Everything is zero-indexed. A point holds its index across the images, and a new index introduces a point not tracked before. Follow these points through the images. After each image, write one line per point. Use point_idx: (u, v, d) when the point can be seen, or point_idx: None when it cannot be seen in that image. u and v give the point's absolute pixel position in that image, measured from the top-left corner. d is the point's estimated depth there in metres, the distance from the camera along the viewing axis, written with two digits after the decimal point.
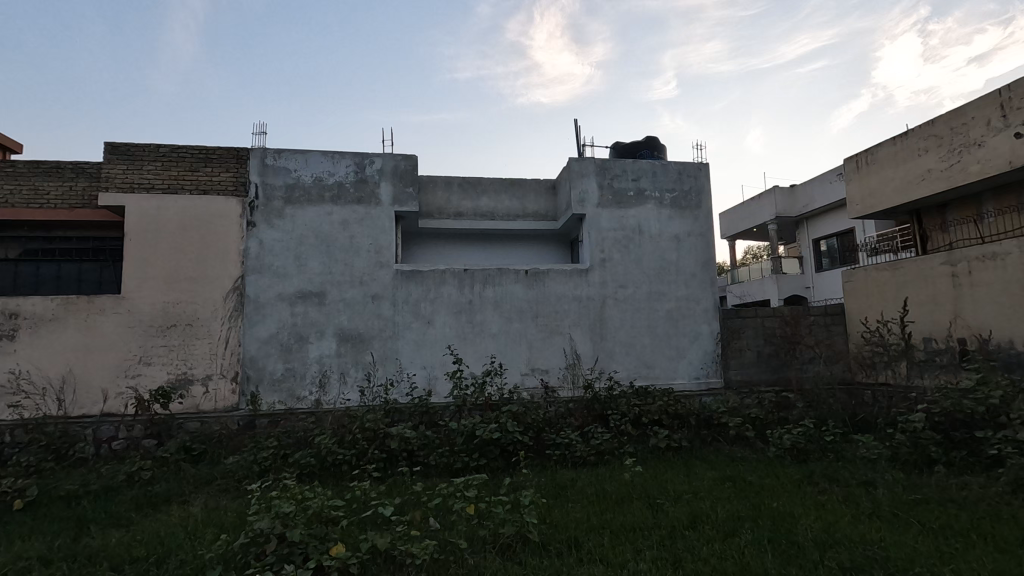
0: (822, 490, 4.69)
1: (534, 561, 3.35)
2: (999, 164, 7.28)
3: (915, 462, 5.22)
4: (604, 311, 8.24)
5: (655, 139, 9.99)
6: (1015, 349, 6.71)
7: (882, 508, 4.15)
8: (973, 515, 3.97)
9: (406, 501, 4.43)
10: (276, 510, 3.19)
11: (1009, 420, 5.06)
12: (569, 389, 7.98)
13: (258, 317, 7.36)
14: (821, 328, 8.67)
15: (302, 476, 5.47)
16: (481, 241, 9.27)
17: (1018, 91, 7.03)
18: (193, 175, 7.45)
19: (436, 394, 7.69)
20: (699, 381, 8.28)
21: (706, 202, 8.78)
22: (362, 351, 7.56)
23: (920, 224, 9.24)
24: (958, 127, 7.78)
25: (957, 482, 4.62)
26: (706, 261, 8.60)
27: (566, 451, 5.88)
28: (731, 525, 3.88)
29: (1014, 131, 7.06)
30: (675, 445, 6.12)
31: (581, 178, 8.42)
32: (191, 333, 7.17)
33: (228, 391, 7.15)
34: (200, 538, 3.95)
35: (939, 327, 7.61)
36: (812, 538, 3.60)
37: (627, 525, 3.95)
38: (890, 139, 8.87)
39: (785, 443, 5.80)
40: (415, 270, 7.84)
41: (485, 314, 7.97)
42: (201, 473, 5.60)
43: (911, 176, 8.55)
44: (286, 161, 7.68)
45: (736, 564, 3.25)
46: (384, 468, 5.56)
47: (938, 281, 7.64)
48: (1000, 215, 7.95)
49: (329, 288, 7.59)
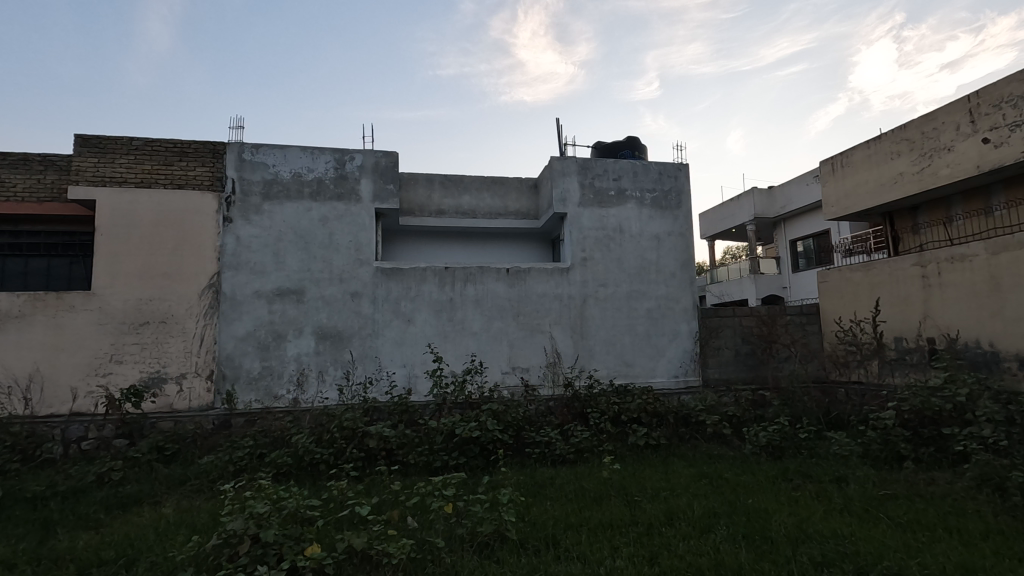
0: (796, 486, 4.77)
1: (511, 560, 3.36)
2: (967, 168, 7.48)
3: (885, 459, 5.36)
4: (585, 310, 8.28)
5: (636, 139, 10.06)
6: (980, 348, 6.90)
7: (853, 504, 4.24)
8: (940, 509, 4.08)
9: (384, 501, 4.41)
10: (250, 510, 3.13)
11: (975, 417, 5.22)
12: (549, 387, 8.00)
13: (235, 314, 7.24)
14: (796, 327, 8.83)
15: (279, 476, 5.40)
16: (462, 239, 9.23)
17: (987, 97, 7.23)
18: (167, 169, 7.30)
19: (416, 393, 7.64)
20: (678, 380, 8.37)
21: (686, 202, 8.86)
22: (341, 349, 7.48)
23: (892, 226, 9.45)
24: (930, 131, 7.98)
25: (924, 477, 4.76)
26: (686, 261, 8.69)
27: (546, 450, 5.90)
28: (707, 522, 3.92)
29: (982, 136, 7.27)
30: (654, 442, 6.17)
31: (562, 177, 8.45)
32: (165, 330, 7.03)
33: (203, 390, 7.02)
34: (172, 540, 3.88)
35: (909, 326, 7.79)
36: (785, 534, 3.66)
37: (605, 523, 3.97)
38: (865, 142, 9.06)
39: (761, 441, 5.88)
40: (395, 268, 7.78)
41: (467, 312, 7.95)
42: (174, 473, 5.49)
43: (885, 179, 8.74)
44: (265, 156, 7.57)
45: (711, 560, 3.29)
46: (363, 467, 5.52)
47: (909, 281, 7.82)
48: (969, 218, 8.17)
49: (308, 285, 7.50)
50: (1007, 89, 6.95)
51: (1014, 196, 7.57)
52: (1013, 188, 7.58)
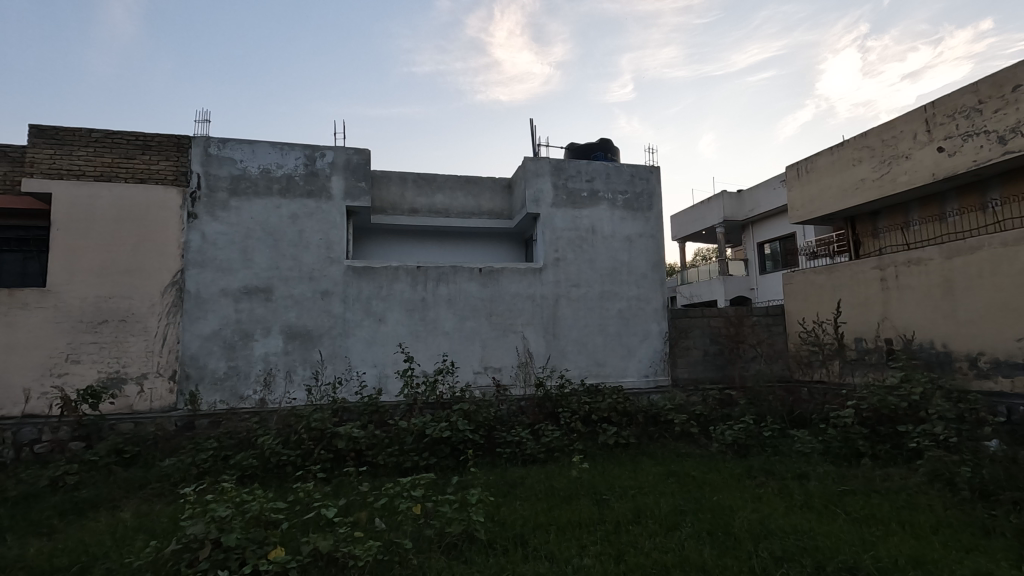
0: (760, 483, 4.90)
1: (479, 560, 3.36)
2: (923, 176, 7.77)
3: (844, 455, 5.54)
4: (557, 310, 8.33)
5: (608, 141, 10.16)
6: (934, 348, 7.17)
7: (813, 500, 4.37)
8: (895, 505, 4.22)
9: (352, 502, 4.37)
10: (212, 514, 3.06)
11: (928, 415, 5.43)
12: (520, 387, 8.02)
13: (199, 313, 7.06)
14: (762, 328, 9.04)
15: (244, 478, 5.29)
16: (434, 238, 9.19)
17: (942, 108, 7.52)
18: (129, 163, 7.08)
19: (387, 393, 7.56)
20: (648, 379, 8.49)
21: (657, 205, 8.99)
22: (310, 348, 7.36)
23: (854, 230, 9.77)
24: (889, 139, 8.27)
25: (881, 473, 4.92)
26: (656, 263, 8.82)
27: (517, 449, 5.92)
28: (673, 519, 3.99)
29: (937, 145, 7.57)
30: (623, 442, 6.23)
31: (536, 177, 8.48)
32: (126, 329, 6.81)
33: (165, 390, 6.83)
34: (129, 546, 3.76)
35: (869, 327, 8.05)
36: (747, 530, 3.76)
37: (574, 521, 4.01)
38: (829, 149, 9.33)
39: (727, 439, 6.01)
40: (367, 267, 7.70)
41: (439, 311, 7.91)
42: (133, 477, 5.32)
43: (847, 185, 9.01)
44: (232, 151, 7.40)
45: (676, 557, 3.35)
46: (331, 468, 5.45)
47: (869, 284, 8.08)
48: (926, 223, 8.48)
49: (276, 283, 7.36)
50: (961, 101, 7.26)
51: (967, 203, 7.89)
52: (966, 195, 7.91)
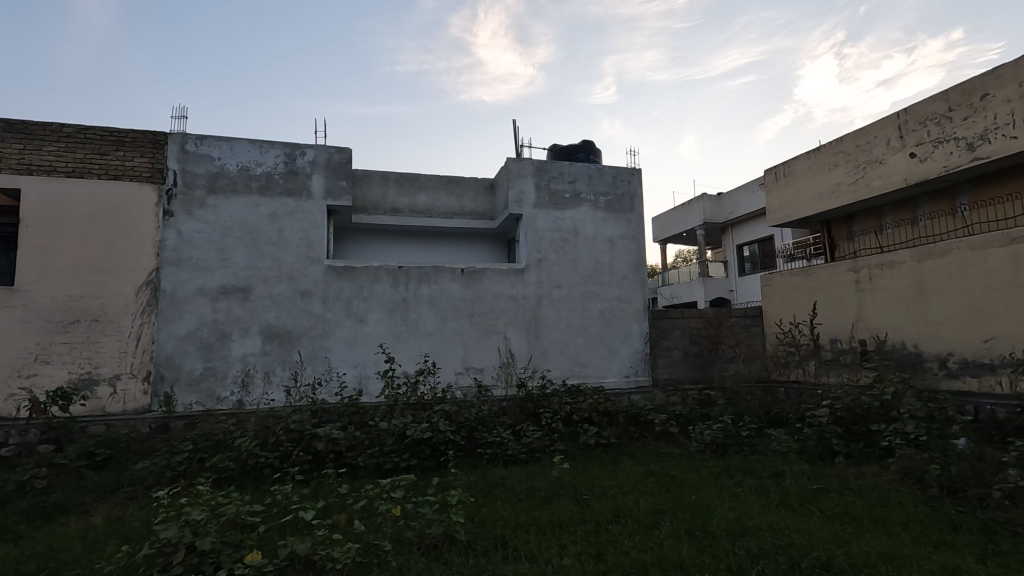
0: (737, 482, 4.97)
1: (459, 561, 3.36)
2: (896, 181, 7.96)
3: (819, 454, 5.66)
4: (540, 310, 8.35)
5: (591, 143, 10.22)
6: (906, 349, 7.34)
7: (789, 498, 4.45)
8: (867, 502, 4.32)
9: (331, 505, 4.33)
10: (186, 517, 3.00)
11: (899, 414, 5.56)
12: (502, 387, 8.02)
13: (175, 313, 6.92)
14: (741, 329, 9.18)
15: (220, 481, 5.20)
16: (416, 238, 9.14)
17: (914, 114, 7.71)
18: (102, 159, 6.91)
19: (367, 394, 7.50)
20: (629, 379, 8.55)
21: (638, 207, 9.07)
22: (290, 349, 7.27)
23: (830, 234, 9.97)
24: (864, 144, 8.45)
25: (854, 471, 5.03)
26: (638, 264, 8.89)
27: (498, 450, 5.92)
28: (652, 518, 4.03)
29: (909, 151, 7.76)
30: (604, 442, 6.27)
31: (519, 178, 8.50)
32: (98, 329, 6.65)
33: (139, 392, 6.69)
34: (100, 551, 3.67)
35: (844, 328, 8.22)
36: (724, 528, 3.81)
37: (554, 521, 4.02)
38: (806, 154, 9.52)
39: (706, 438, 6.08)
40: (348, 267, 7.63)
41: (421, 312, 7.87)
42: (105, 480, 5.20)
43: (823, 189, 9.19)
44: (210, 149, 7.28)
45: (655, 556, 3.38)
46: (310, 470, 5.39)
47: (844, 286, 8.25)
48: (898, 227, 8.69)
49: (255, 282, 7.25)
50: (932, 108, 7.46)
51: (938, 208, 8.11)
52: (937, 200, 8.12)
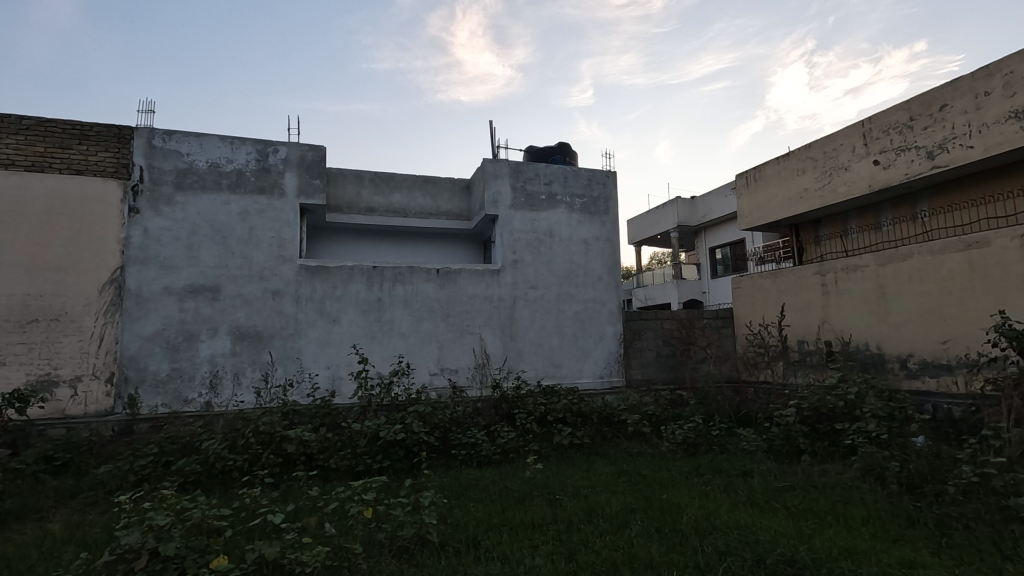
0: (706, 480, 5.06)
1: (430, 563, 3.35)
2: (861, 187, 8.21)
3: (786, 453, 5.81)
4: (514, 312, 8.37)
5: (566, 146, 10.30)
6: (869, 350, 7.58)
7: (757, 496, 4.56)
8: (831, 499, 4.45)
9: (300, 508, 4.27)
10: (149, 522, 2.93)
11: (862, 413, 5.72)
12: (476, 388, 8.01)
13: (140, 312, 6.73)
14: (712, 330, 9.36)
15: (186, 485, 5.07)
16: (391, 238, 9.07)
17: (877, 123, 7.97)
18: (64, 153, 6.69)
19: (340, 395, 7.42)
20: (602, 380, 8.63)
21: (613, 209, 9.16)
22: (260, 350, 7.14)
23: (798, 237, 10.23)
24: (830, 151, 8.70)
25: (819, 469, 5.16)
26: (612, 266, 8.98)
27: (472, 451, 5.91)
28: (623, 517, 4.08)
29: (873, 158, 8.01)
30: (578, 442, 6.32)
31: (494, 179, 8.50)
32: (58, 329, 6.43)
33: (102, 394, 6.49)
34: (57, 559, 3.54)
35: (810, 330, 8.45)
36: (693, 526, 3.88)
37: (527, 522, 4.04)
38: (775, 160, 9.75)
39: (677, 438, 6.18)
40: (321, 267, 7.53)
41: (395, 313, 7.81)
42: (64, 486, 5.02)
43: (792, 194, 9.43)
44: (178, 144, 7.11)
45: (625, 555, 3.42)
46: (280, 473, 5.31)
47: (811, 288, 8.47)
48: (863, 232, 8.96)
49: (224, 282, 7.10)
50: (894, 118, 7.72)
51: (900, 214, 8.39)
52: (899, 206, 8.40)
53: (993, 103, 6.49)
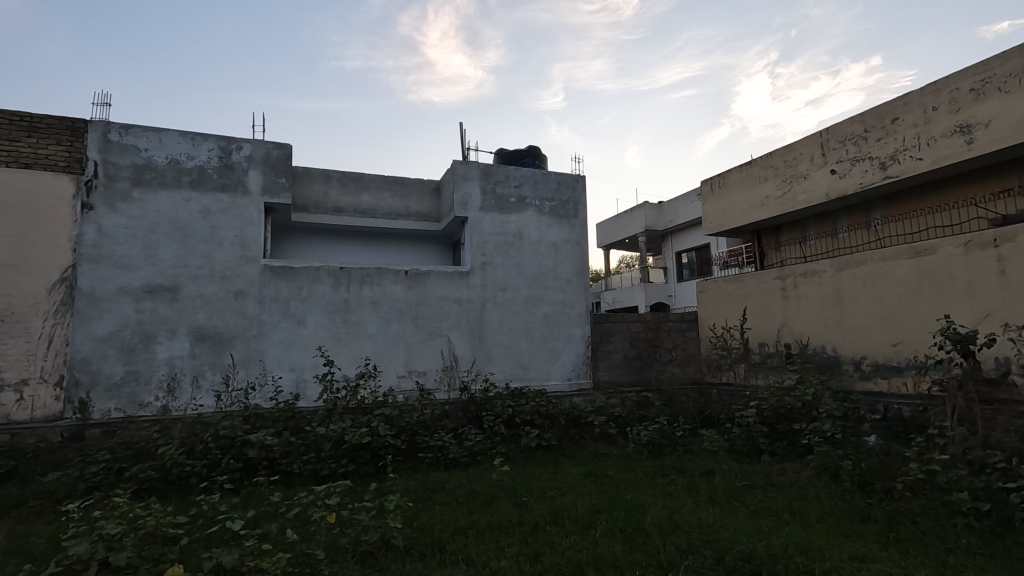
0: (670, 480, 5.17)
1: (395, 567, 3.32)
2: (818, 195, 8.51)
3: (747, 452, 5.97)
4: (483, 314, 8.37)
5: (536, 149, 10.36)
6: (825, 352, 7.86)
7: (717, 494, 4.68)
8: (787, 496, 4.60)
9: (260, 514, 4.17)
10: (99, 532, 2.81)
11: (818, 413, 5.92)
12: (445, 390, 7.97)
13: (93, 313, 6.47)
14: (677, 333, 9.55)
15: (140, 492, 4.89)
16: (358, 238, 8.96)
17: (834, 134, 8.28)
18: (11, 145, 6.38)
19: (304, 398, 7.28)
20: (570, 382, 8.70)
21: (582, 213, 9.25)
22: (221, 352, 6.95)
23: (759, 243, 10.52)
24: (790, 160, 8.99)
25: (778, 468, 5.32)
26: (581, 269, 9.07)
27: (438, 454, 5.88)
28: (589, 518, 4.12)
29: (830, 167, 8.31)
30: (545, 444, 6.37)
31: (464, 181, 8.48)
32: (3, 330, 6.12)
33: (50, 398, 6.20)
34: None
35: (771, 332, 8.70)
36: (656, 525, 3.96)
37: (493, 524, 4.04)
38: (739, 167, 10.02)
39: (643, 439, 6.28)
40: (286, 267, 7.37)
41: (362, 314, 7.71)
42: (8, 495, 4.78)
43: (754, 200, 9.70)
44: (136, 139, 6.87)
45: (589, 555, 3.46)
46: (241, 478, 5.18)
47: (771, 293, 8.74)
48: (820, 238, 9.28)
49: (184, 282, 6.89)
50: (850, 129, 8.03)
51: (856, 221, 8.72)
52: (855, 214, 8.73)
53: (941, 118, 6.82)
